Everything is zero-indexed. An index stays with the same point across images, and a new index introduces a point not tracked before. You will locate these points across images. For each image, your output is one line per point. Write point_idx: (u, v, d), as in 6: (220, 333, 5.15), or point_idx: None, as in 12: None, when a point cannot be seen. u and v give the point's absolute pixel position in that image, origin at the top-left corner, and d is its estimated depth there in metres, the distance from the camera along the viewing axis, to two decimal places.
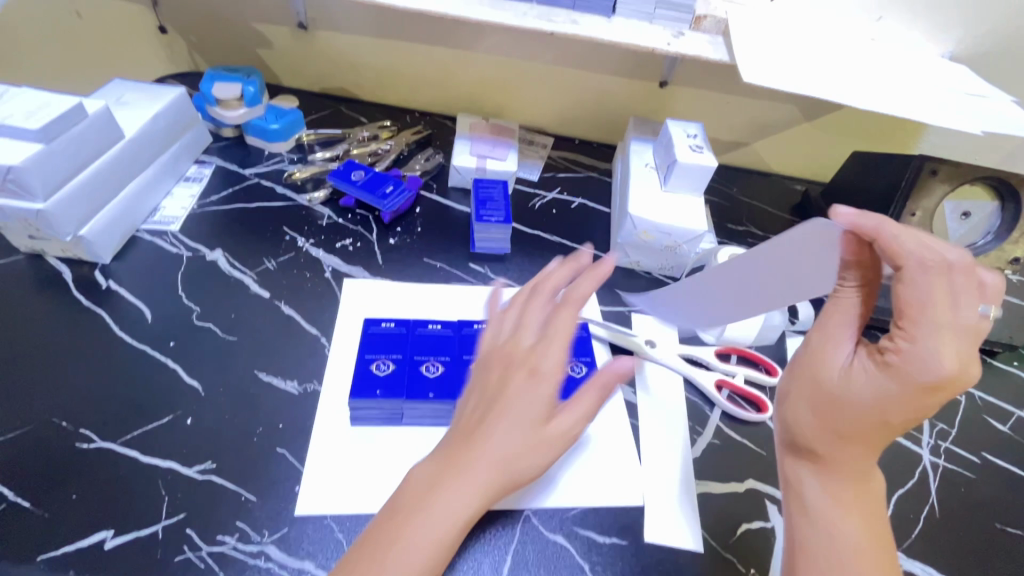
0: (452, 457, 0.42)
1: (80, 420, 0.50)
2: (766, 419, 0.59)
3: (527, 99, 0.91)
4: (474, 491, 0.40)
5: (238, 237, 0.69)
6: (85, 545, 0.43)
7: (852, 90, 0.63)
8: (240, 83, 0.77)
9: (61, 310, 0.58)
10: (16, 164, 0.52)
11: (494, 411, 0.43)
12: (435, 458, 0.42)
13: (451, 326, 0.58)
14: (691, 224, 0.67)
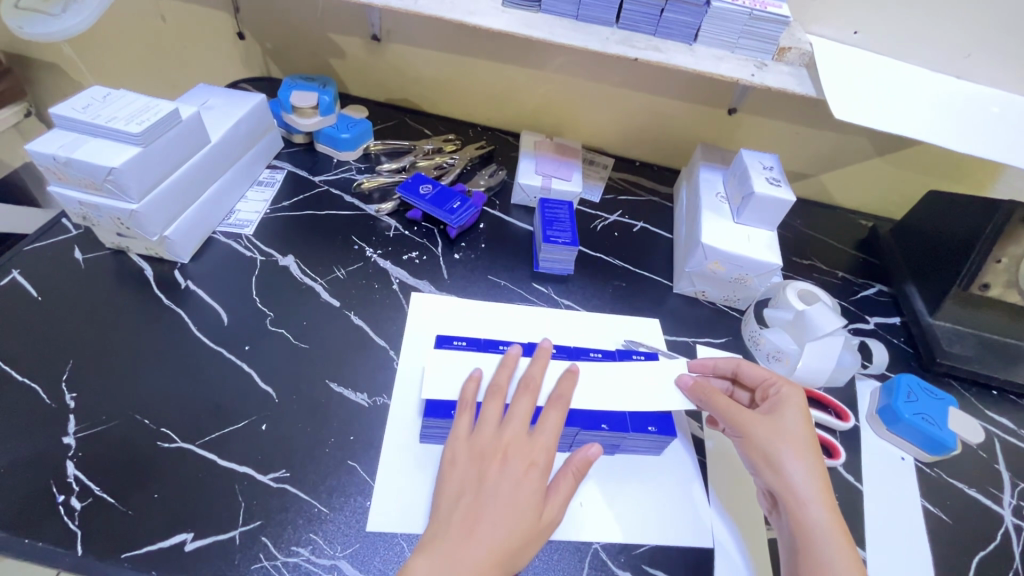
0: (473, 466, 0.47)
1: (161, 420, 0.51)
2: (837, 465, 0.57)
3: (591, 120, 0.90)
4: (508, 486, 0.45)
5: (310, 243, 0.70)
6: (168, 545, 0.44)
7: (946, 130, 0.61)
8: (316, 92, 0.79)
9: (143, 307, 0.60)
10: (116, 166, 0.53)
11: (485, 426, 0.49)
12: (459, 469, 0.47)
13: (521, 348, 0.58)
14: (765, 258, 0.65)
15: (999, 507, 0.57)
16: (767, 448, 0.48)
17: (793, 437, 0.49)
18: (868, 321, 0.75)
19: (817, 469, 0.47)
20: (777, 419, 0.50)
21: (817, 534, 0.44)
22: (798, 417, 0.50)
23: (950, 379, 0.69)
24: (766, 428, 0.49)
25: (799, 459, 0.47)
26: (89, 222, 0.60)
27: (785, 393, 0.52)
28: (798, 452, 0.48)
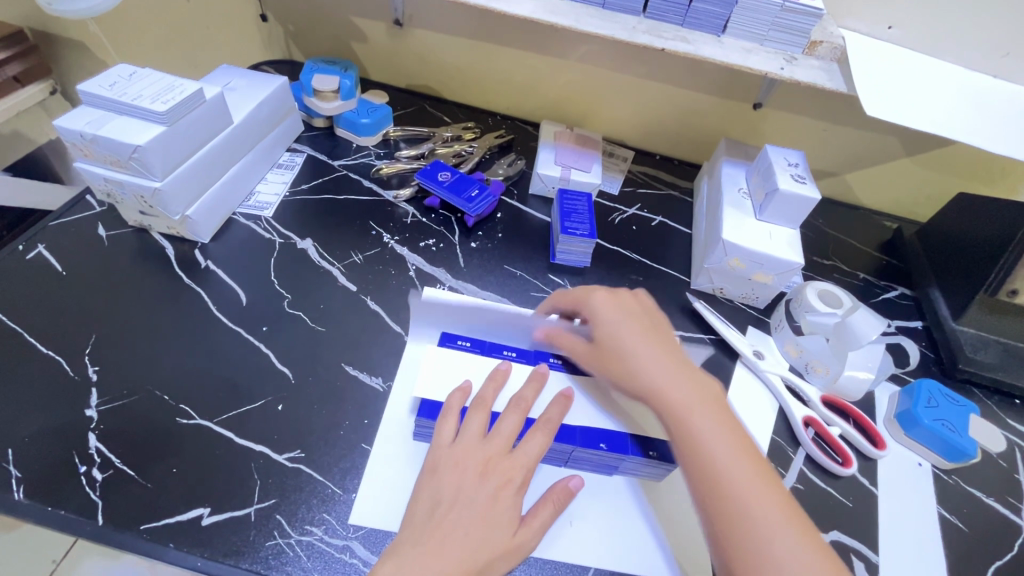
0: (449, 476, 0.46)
1: (180, 396, 0.52)
2: (849, 473, 0.56)
3: (612, 110, 0.89)
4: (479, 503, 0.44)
5: (328, 227, 0.70)
6: (185, 519, 0.44)
7: (983, 129, 0.59)
8: (338, 76, 0.79)
9: (164, 286, 0.60)
10: (142, 145, 0.53)
11: (465, 444, 0.47)
12: (438, 479, 0.46)
13: (527, 357, 0.57)
14: (786, 256, 0.64)
15: (1016, 516, 0.57)
16: (615, 357, 0.49)
17: (628, 339, 0.49)
18: (889, 324, 0.74)
19: (664, 354, 0.48)
20: (605, 330, 0.50)
21: (689, 420, 0.44)
22: (620, 309, 0.52)
23: (971, 386, 0.68)
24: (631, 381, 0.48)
25: (642, 365, 0.48)
26: (114, 199, 0.61)
27: (600, 303, 0.52)
28: (641, 352, 0.48)
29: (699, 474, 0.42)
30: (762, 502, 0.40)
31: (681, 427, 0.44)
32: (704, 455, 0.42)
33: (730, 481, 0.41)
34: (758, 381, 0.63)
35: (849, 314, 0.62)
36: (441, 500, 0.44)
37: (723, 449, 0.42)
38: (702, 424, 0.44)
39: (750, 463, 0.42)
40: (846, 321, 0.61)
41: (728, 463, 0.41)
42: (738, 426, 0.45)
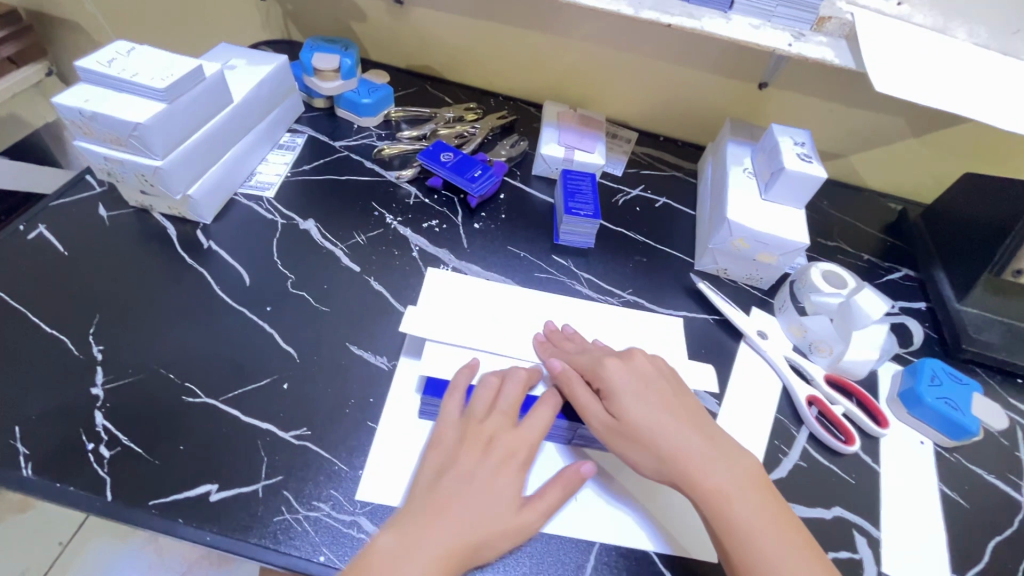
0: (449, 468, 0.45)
1: (186, 374, 0.52)
2: (852, 451, 0.56)
3: (616, 91, 0.88)
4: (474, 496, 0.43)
5: (331, 208, 0.70)
6: (194, 495, 0.45)
7: (992, 106, 0.58)
8: (338, 55, 0.78)
9: (167, 266, 0.60)
10: (142, 123, 0.53)
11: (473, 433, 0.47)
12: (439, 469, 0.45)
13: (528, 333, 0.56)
14: (791, 236, 0.64)
15: (1017, 493, 0.57)
16: (634, 434, 0.47)
17: (651, 417, 0.47)
18: (893, 305, 0.74)
19: (693, 429, 0.47)
20: (626, 407, 0.48)
21: (729, 507, 0.43)
22: (639, 379, 0.50)
23: (974, 366, 0.68)
24: (657, 460, 0.46)
25: (670, 441, 0.46)
26: (114, 178, 0.61)
27: (619, 376, 0.49)
28: (668, 429, 0.46)
29: (740, 562, 0.41)
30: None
31: (718, 510, 0.43)
32: (746, 541, 0.42)
33: (774, 570, 0.41)
34: (761, 360, 0.64)
35: (856, 292, 0.62)
36: (444, 472, 0.45)
37: (764, 532, 0.42)
38: (743, 511, 0.43)
39: (790, 547, 0.42)
40: (852, 300, 0.60)
41: (772, 551, 0.41)
42: (777, 504, 0.44)
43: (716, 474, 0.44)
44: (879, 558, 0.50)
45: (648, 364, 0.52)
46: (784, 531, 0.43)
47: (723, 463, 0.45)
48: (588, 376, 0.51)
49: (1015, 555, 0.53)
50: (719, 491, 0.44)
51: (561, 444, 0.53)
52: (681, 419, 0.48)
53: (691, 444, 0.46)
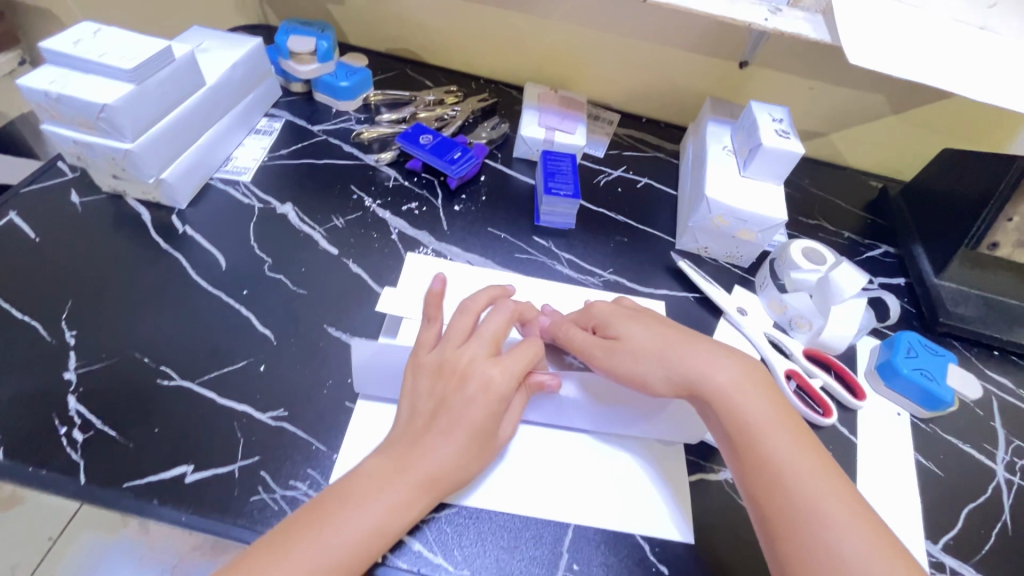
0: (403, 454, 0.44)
1: (161, 358, 0.51)
2: (828, 423, 0.57)
3: (596, 72, 0.88)
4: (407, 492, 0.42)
5: (309, 192, 0.69)
6: (168, 477, 0.45)
7: (969, 77, 0.58)
8: (314, 37, 0.76)
9: (142, 251, 0.60)
10: (110, 104, 0.52)
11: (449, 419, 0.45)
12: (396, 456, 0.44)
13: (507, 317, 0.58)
14: (770, 212, 0.64)
15: (992, 462, 0.58)
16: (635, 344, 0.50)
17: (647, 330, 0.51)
18: (872, 281, 0.74)
19: (699, 342, 0.50)
20: (622, 327, 0.51)
21: (740, 402, 0.46)
22: (630, 312, 0.54)
23: (951, 339, 0.68)
24: (661, 366, 0.48)
25: (677, 349, 0.49)
26: (85, 163, 0.60)
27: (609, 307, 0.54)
28: (675, 342, 0.49)
29: (750, 451, 0.44)
30: (811, 475, 0.42)
31: (732, 408, 0.46)
32: (756, 434, 0.44)
33: (779, 460, 0.43)
34: (741, 337, 0.64)
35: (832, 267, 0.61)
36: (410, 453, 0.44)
37: (774, 424, 0.45)
38: (752, 406, 0.46)
39: (796, 442, 0.44)
40: (830, 274, 0.60)
41: (782, 444, 0.44)
42: (785, 406, 0.47)
43: (725, 377, 0.47)
44: None
45: (634, 305, 0.55)
46: (790, 421, 0.46)
47: (731, 367, 0.48)
48: (582, 321, 0.55)
49: (988, 522, 0.53)
50: (730, 394, 0.46)
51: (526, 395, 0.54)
52: (684, 336, 0.50)
53: (700, 353, 0.48)
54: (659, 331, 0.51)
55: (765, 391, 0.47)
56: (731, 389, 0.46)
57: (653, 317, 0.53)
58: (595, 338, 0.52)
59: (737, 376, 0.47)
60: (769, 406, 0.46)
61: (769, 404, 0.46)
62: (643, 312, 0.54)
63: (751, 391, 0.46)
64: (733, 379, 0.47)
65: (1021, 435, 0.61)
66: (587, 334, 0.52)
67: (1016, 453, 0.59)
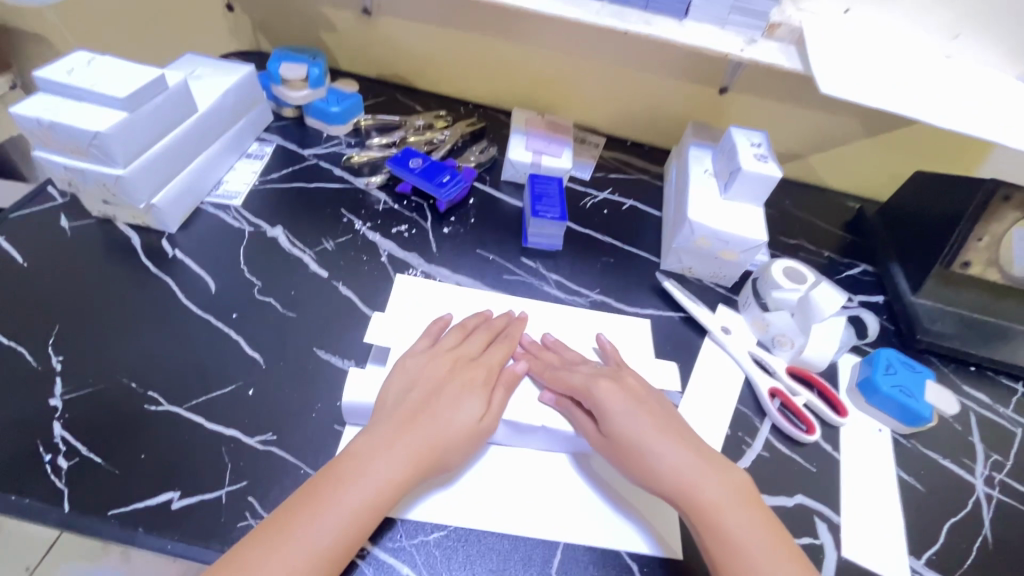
0: (402, 421, 0.48)
1: (149, 383, 0.51)
2: (811, 440, 0.58)
3: (582, 97, 0.90)
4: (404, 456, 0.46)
5: (299, 216, 0.70)
6: (154, 504, 0.44)
7: (934, 105, 0.61)
8: (306, 64, 0.78)
9: (131, 275, 0.60)
10: (103, 131, 0.53)
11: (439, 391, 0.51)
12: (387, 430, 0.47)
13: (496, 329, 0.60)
14: (750, 233, 0.66)
15: (972, 476, 0.59)
16: (621, 438, 0.49)
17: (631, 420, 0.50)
18: (852, 299, 0.76)
19: (687, 447, 0.49)
20: (610, 415, 0.50)
21: (721, 516, 0.45)
22: (629, 399, 0.52)
23: (929, 355, 0.70)
24: (647, 473, 0.48)
25: (665, 453, 0.48)
26: (75, 189, 0.60)
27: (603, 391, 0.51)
28: (662, 446, 0.48)
29: (726, 565, 0.43)
30: (741, 518, 0.45)
31: (712, 520, 0.45)
32: (735, 547, 0.44)
33: (739, 539, 0.44)
34: (725, 355, 0.65)
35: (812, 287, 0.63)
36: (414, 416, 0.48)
37: (755, 536, 0.44)
38: (734, 521, 0.45)
39: (733, 491, 0.47)
40: (809, 292, 0.62)
41: (760, 557, 0.43)
42: (769, 517, 0.46)
43: (707, 488, 0.46)
44: (839, 543, 0.52)
45: (633, 390, 0.53)
46: (772, 538, 0.45)
47: (716, 480, 0.47)
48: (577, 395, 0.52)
49: (969, 536, 0.54)
50: (710, 505, 0.45)
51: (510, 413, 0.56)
52: (673, 436, 0.49)
53: (685, 462, 0.47)
54: (650, 434, 0.49)
55: (748, 505, 0.46)
56: (712, 502, 0.46)
57: (648, 408, 0.51)
58: (592, 427, 0.51)
59: (720, 486, 0.47)
60: (751, 519, 0.45)
61: (752, 517, 0.45)
62: (638, 402, 0.52)
63: (733, 503, 0.46)
64: (716, 489, 0.46)
65: (999, 449, 0.62)
66: (581, 416, 0.52)
67: (994, 467, 0.60)
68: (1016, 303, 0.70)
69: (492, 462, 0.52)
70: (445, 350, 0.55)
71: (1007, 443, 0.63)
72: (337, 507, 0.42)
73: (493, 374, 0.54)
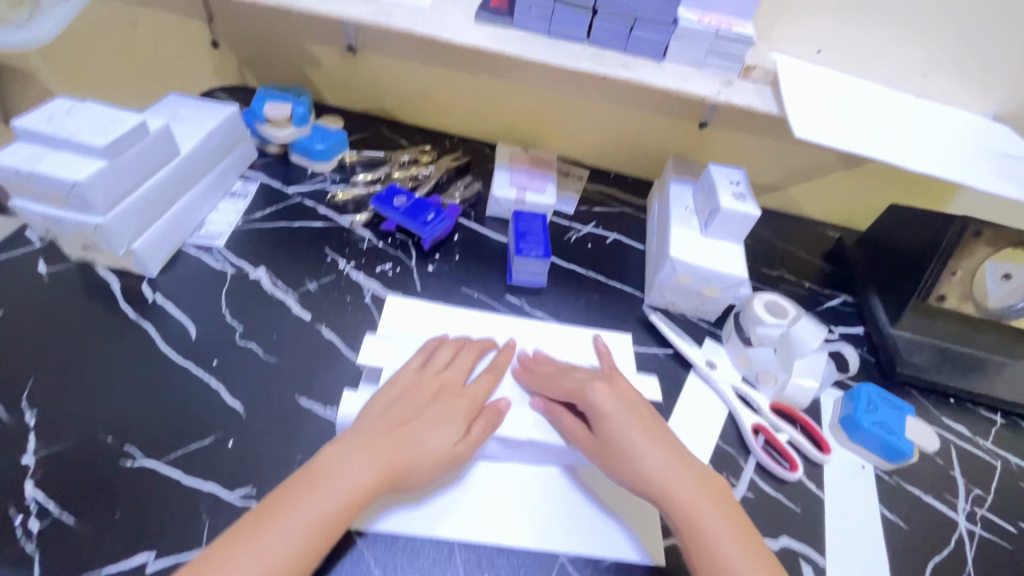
0: (379, 439, 0.49)
1: (126, 437, 0.51)
2: (796, 478, 0.59)
3: (566, 131, 0.91)
4: (373, 470, 0.46)
5: (282, 256, 0.70)
6: (128, 567, 0.43)
7: (905, 147, 0.63)
8: (290, 103, 0.79)
9: (110, 322, 0.59)
10: (81, 181, 0.53)
11: (421, 416, 0.51)
12: (359, 444, 0.48)
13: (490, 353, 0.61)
14: (731, 271, 0.66)
15: (954, 512, 0.60)
16: (610, 436, 0.50)
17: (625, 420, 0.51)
18: (833, 331, 0.77)
19: (667, 449, 0.50)
20: (602, 417, 0.51)
21: (700, 519, 0.46)
22: (624, 404, 0.53)
23: (909, 388, 0.71)
24: (630, 471, 0.49)
25: (647, 453, 0.49)
26: (54, 235, 0.60)
27: (598, 394, 0.53)
28: (642, 446, 0.49)
29: (705, 567, 0.44)
30: (717, 522, 0.46)
31: (694, 521, 0.46)
32: (713, 550, 0.45)
33: (716, 542, 0.45)
34: (710, 391, 0.65)
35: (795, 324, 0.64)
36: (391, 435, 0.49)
37: (733, 541, 0.45)
38: (713, 525, 0.46)
39: (707, 495, 0.48)
40: (792, 329, 0.64)
41: (738, 561, 0.44)
42: (748, 524, 0.47)
43: (687, 486, 0.47)
44: None
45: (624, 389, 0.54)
46: (750, 543, 0.46)
47: (698, 483, 0.48)
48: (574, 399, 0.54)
49: None
50: (689, 505, 0.46)
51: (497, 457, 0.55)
52: (654, 436, 0.50)
53: (661, 461, 0.49)
54: (633, 434, 0.50)
55: (727, 510, 0.47)
56: (693, 502, 0.47)
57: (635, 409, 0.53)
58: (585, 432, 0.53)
59: (699, 486, 0.48)
60: (729, 523, 0.46)
61: (730, 521, 0.46)
62: (626, 401, 0.53)
63: (713, 507, 0.47)
64: (696, 491, 0.47)
65: (979, 483, 0.63)
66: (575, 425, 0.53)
67: (976, 502, 0.61)
68: (994, 334, 0.71)
69: (479, 513, 0.51)
70: (434, 375, 0.55)
71: (987, 477, 0.64)
72: (303, 513, 0.43)
73: (476, 406, 0.54)
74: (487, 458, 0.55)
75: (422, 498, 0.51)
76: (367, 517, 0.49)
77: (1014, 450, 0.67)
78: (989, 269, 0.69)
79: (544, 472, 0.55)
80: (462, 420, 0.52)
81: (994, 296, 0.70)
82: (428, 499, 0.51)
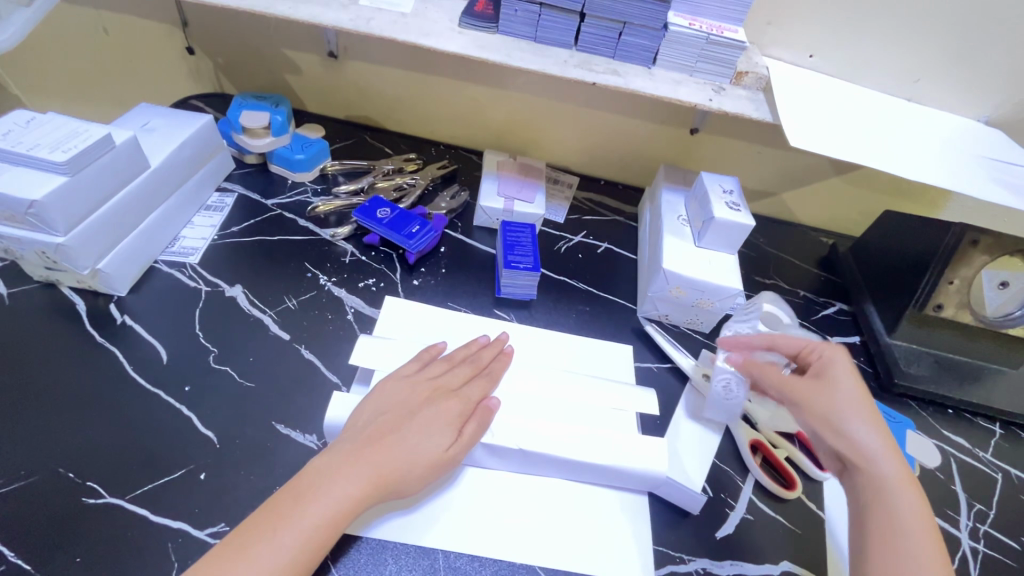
0: (366, 445, 0.46)
1: (89, 472, 0.47)
2: (795, 497, 0.56)
3: (554, 138, 0.89)
4: (360, 481, 0.44)
5: (260, 272, 0.67)
6: None
7: (900, 155, 0.61)
8: (268, 112, 0.76)
9: (74, 346, 0.56)
10: (38, 199, 0.49)
11: (409, 421, 0.48)
12: (344, 453, 0.45)
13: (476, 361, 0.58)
14: (725, 282, 0.65)
15: (956, 529, 0.58)
16: (834, 408, 0.50)
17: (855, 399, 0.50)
18: (829, 341, 0.75)
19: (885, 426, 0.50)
20: (843, 378, 0.52)
21: (885, 482, 0.46)
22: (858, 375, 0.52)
23: (908, 399, 0.70)
24: (839, 430, 0.49)
25: (872, 420, 0.49)
26: (14, 255, 0.56)
27: (843, 362, 0.53)
28: (873, 414, 0.50)
29: (880, 525, 0.44)
30: (909, 494, 0.45)
31: (879, 483, 0.46)
32: (896, 516, 0.44)
33: (901, 508, 0.45)
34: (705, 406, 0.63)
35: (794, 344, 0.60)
36: (377, 442, 0.46)
37: (918, 512, 0.45)
38: (902, 494, 0.45)
39: (907, 471, 0.47)
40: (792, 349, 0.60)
41: (913, 528, 0.44)
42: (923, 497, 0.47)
43: (874, 449, 0.48)
44: None
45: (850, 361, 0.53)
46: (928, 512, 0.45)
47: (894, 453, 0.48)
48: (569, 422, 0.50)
49: None
50: (871, 468, 0.47)
51: (485, 476, 0.53)
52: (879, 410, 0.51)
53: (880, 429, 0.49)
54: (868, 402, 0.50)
55: (907, 480, 0.47)
56: (877, 463, 0.47)
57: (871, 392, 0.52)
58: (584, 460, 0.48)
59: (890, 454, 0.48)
60: (913, 494, 0.46)
61: (913, 492, 0.46)
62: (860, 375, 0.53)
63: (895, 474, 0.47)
64: (888, 459, 0.47)
65: (980, 498, 0.61)
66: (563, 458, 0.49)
67: (978, 518, 0.59)
68: (990, 343, 0.71)
69: (466, 545, 0.48)
70: (426, 378, 0.53)
71: (988, 490, 0.62)
72: (294, 525, 0.41)
73: (467, 408, 0.51)
74: (475, 485, 0.52)
75: (416, 503, 0.50)
76: (362, 522, 0.47)
77: (1014, 462, 0.66)
78: (986, 277, 0.68)
79: (535, 497, 0.52)
80: (452, 424, 0.49)
81: (991, 305, 0.68)
82: (423, 503, 0.50)
